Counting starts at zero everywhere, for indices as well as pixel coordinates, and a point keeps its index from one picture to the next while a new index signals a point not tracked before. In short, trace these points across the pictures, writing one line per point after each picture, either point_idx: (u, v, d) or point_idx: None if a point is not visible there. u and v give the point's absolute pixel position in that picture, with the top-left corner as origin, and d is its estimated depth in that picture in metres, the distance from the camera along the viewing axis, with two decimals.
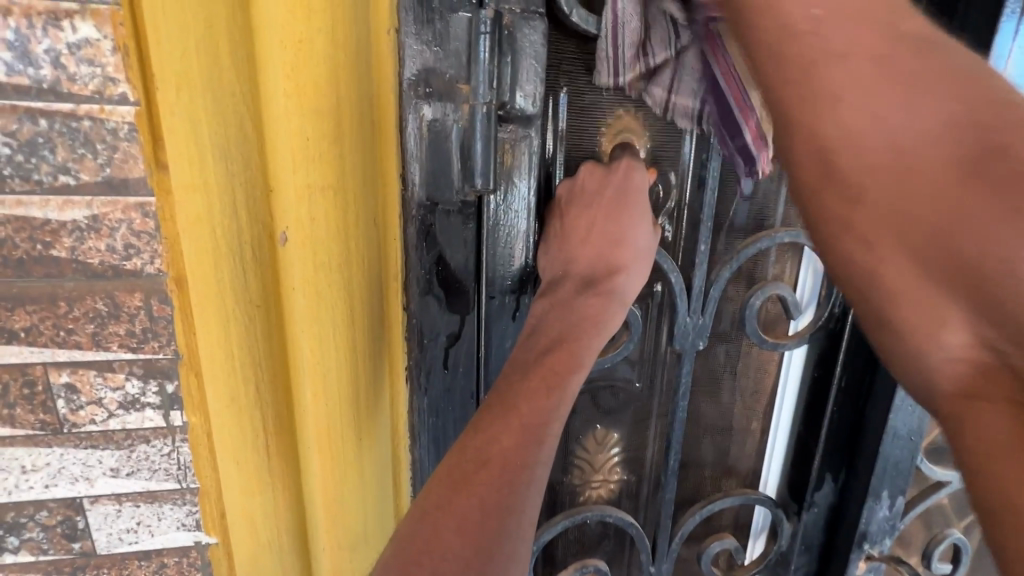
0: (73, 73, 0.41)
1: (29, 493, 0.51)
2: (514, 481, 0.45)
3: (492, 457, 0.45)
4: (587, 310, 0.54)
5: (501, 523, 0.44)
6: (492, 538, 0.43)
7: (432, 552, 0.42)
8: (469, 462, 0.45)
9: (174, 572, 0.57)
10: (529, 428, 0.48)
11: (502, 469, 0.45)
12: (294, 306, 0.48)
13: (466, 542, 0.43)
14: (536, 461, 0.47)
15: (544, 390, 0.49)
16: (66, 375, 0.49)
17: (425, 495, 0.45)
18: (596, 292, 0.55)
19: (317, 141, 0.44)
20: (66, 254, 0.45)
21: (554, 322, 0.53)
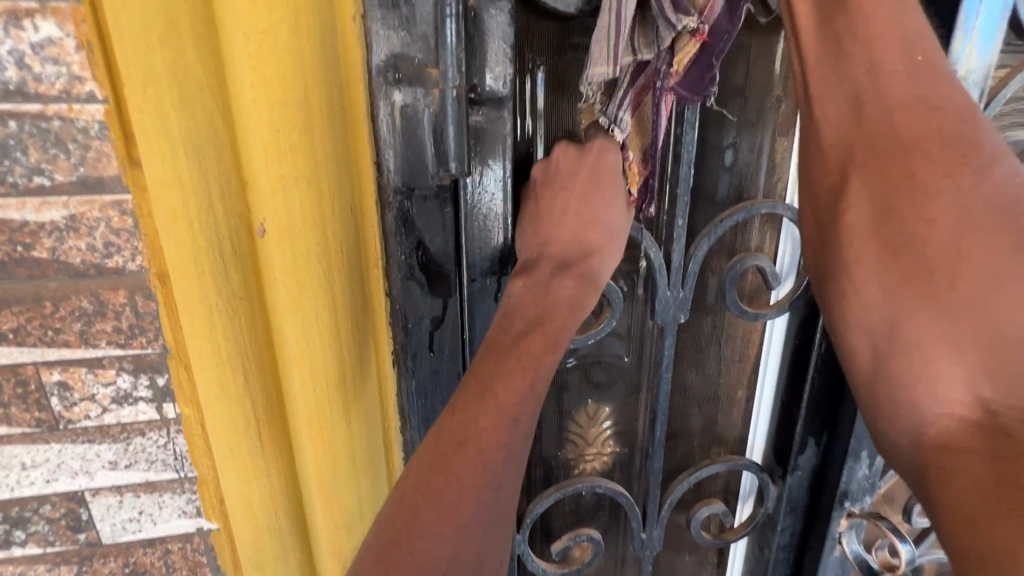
0: (39, 73, 0.41)
1: (31, 488, 0.53)
2: (489, 461, 0.46)
3: (470, 438, 0.46)
4: (561, 289, 0.55)
5: (478, 500, 0.46)
6: (468, 514, 0.45)
7: (413, 531, 0.44)
8: (447, 444, 0.46)
9: (179, 557, 0.59)
10: (507, 412, 0.48)
11: (478, 451, 0.46)
12: (277, 297, 0.49)
13: (445, 519, 0.44)
14: (511, 440, 0.48)
15: (520, 373, 0.49)
16: (58, 374, 0.50)
17: (405, 476, 0.46)
18: (569, 271, 0.56)
19: (288, 132, 0.44)
20: (47, 254, 0.46)
21: (529, 305, 0.53)
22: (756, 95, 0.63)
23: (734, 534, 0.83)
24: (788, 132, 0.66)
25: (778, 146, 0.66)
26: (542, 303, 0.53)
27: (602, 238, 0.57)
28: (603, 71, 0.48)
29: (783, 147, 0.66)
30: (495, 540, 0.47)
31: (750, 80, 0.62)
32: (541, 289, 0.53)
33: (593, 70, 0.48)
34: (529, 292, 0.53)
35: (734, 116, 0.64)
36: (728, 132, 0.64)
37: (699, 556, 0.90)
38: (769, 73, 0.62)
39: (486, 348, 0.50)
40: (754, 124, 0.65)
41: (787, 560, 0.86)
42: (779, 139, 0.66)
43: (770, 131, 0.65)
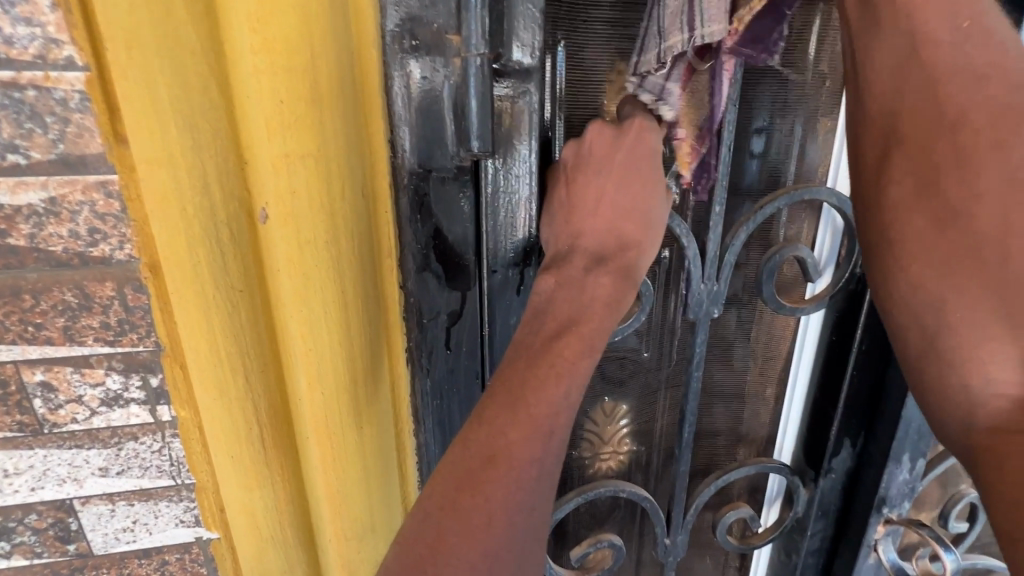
0: (9, 35, 0.36)
1: (14, 497, 0.49)
2: (521, 479, 0.42)
3: (499, 451, 0.41)
4: (595, 287, 0.48)
5: (509, 523, 0.41)
6: (501, 538, 0.41)
7: (440, 554, 0.40)
8: (474, 459, 0.41)
9: (177, 569, 0.55)
10: (539, 423, 0.43)
11: (509, 466, 0.41)
12: (281, 289, 0.44)
13: (469, 543, 0.40)
14: (545, 454, 0.43)
15: (555, 377, 0.44)
16: (40, 373, 0.45)
17: (428, 493, 0.42)
18: (604, 267, 0.49)
19: (292, 104, 0.39)
20: (25, 242, 0.41)
21: (562, 302, 0.47)
22: (797, 72, 0.58)
23: (760, 539, 0.79)
24: (830, 112, 0.61)
25: (821, 128, 0.61)
26: (578, 299, 0.47)
27: (640, 230, 0.51)
28: (717, 29, 0.44)
29: (825, 129, 0.61)
30: (527, 563, 0.43)
31: (791, 55, 0.57)
32: (573, 285, 0.48)
33: (708, 24, 0.44)
34: (564, 287, 0.48)
35: (772, 96, 0.59)
36: (761, 114, 0.60)
37: (721, 560, 0.86)
38: (812, 49, 0.57)
39: (516, 349, 0.46)
40: (793, 104, 0.60)
41: (816, 565, 0.82)
42: (819, 120, 0.61)
43: (811, 112, 0.60)
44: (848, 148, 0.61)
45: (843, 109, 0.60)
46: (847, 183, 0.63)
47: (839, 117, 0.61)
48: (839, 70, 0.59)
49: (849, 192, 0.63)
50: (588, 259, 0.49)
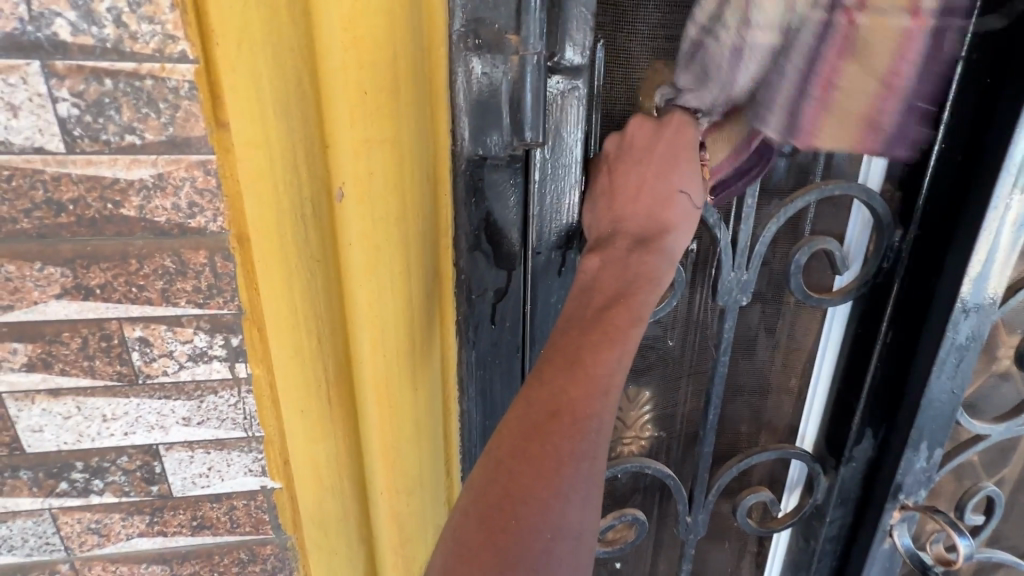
0: (135, 32, 0.42)
1: (110, 440, 0.55)
2: (584, 428, 0.45)
3: (562, 407, 0.45)
4: (634, 265, 0.52)
5: (575, 469, 0.44)
6: (567, 481, 0.44)
7: (517, 493, 0.43)
8: (538, 413, 0.45)
9: (243, 513, 0.61)
10: (597, 380, 0.47)
11: (572, 419, 0.45)
12: (352, 261, 0.49)
13: (542, 483, 0.43)
14: (601, 411, 0.46)
15: (607, 344, 0.48)
16: (140, 330, 0.51)
17: (497, 444, 0.45)
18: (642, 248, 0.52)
19: (373, 95, 0.44)
20: (135, 212, 0.47)
21: (609, 279, 0.51)
22: None
23: (779, 523, 0.82)
24: None
25: None
26: (619, 278, 0.51)
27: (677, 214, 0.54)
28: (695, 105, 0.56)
29: None
30: (592, 506, 0.45)
31: None
32: (614, 265, 0.51)
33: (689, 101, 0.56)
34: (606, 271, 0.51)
35: None
36: None
37: (740, 544, 0.89)
38: None
39: (567, 321, 0.50)
40: None
41: (833, 551, 0.84)
42: None
43: None
44: None
45: None
46: (877, 179, 0.65)
47: None
48: None
49: (879, 186, 0.65)
50: (630, 244, 0.52)
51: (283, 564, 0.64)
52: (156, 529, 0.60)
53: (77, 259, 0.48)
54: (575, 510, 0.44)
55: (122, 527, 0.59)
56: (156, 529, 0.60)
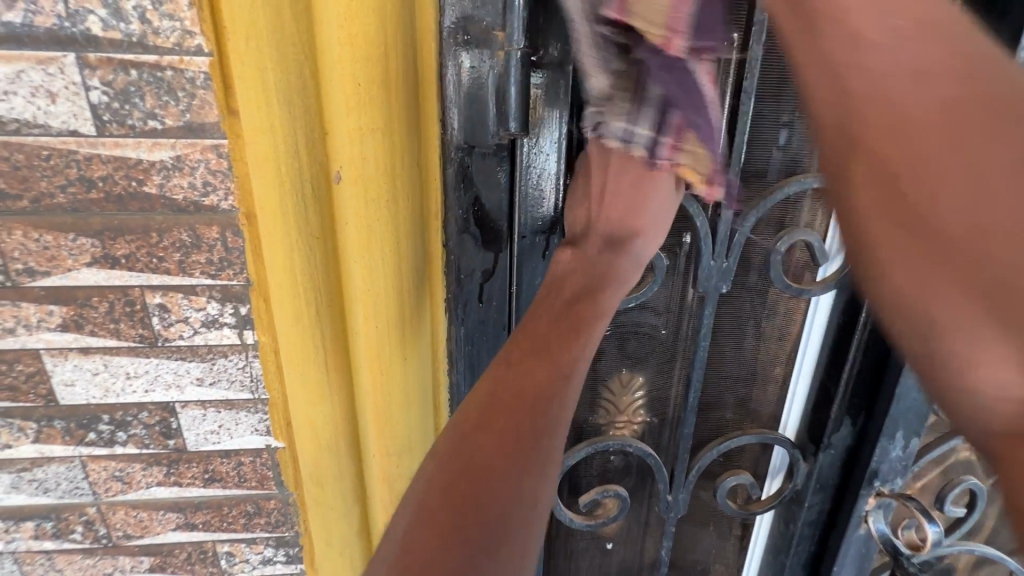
0: (157, 27, 0.47)
1: (133, 396, 0.61)
2: (547, 407, 0.50)
3: (527, 387, 0.51)
4: (589, 263, 0.58)
5: (537, 443, 0.49)
6: (529, 453, 0.48)
7: (481, 463, 0.47)
8: (505, 392, 0.50)
9: (250, 469, 0.67)
10: (560, 366, 0.52)
11: (534, 398, 0.50)
12: (348, 239, 0.54)
13: (505, 454, 0.48)
14: (563, 393, 0.51)
15: (572, 333, 0.53)
16: (159, 297, 0.57)
17: (465, 417, 0.50)
18: (602, 245, 0.59)
19: (367, 87, 0.48)
20: (156, 190, 0.53)
21: (577, 276, 0.57)
22: None
23: (759, 506, 0.85)
24: None
25: None
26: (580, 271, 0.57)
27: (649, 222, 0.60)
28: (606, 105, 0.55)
29: None
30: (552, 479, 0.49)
31: None
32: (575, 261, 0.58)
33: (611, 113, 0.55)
34: (570, 264, 0.58)
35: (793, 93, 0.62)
36: (783, 111, 0.63)
37: (722, 527, 0.92)
38: None
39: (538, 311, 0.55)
40: None
41: (812, 536, 0.87)
42: None
43: None
44: None
45: None
46: None
47: None
48: None
49: None
50: (596, 246, 0.59)
51: (285, 518, 0.70)
52: (172, 480, 0.67)
53: (105, 231, 0.54)
54: (536, 483, 0.48)
55: (142, 476, 0.66)
56: (172, 480, 0.67)
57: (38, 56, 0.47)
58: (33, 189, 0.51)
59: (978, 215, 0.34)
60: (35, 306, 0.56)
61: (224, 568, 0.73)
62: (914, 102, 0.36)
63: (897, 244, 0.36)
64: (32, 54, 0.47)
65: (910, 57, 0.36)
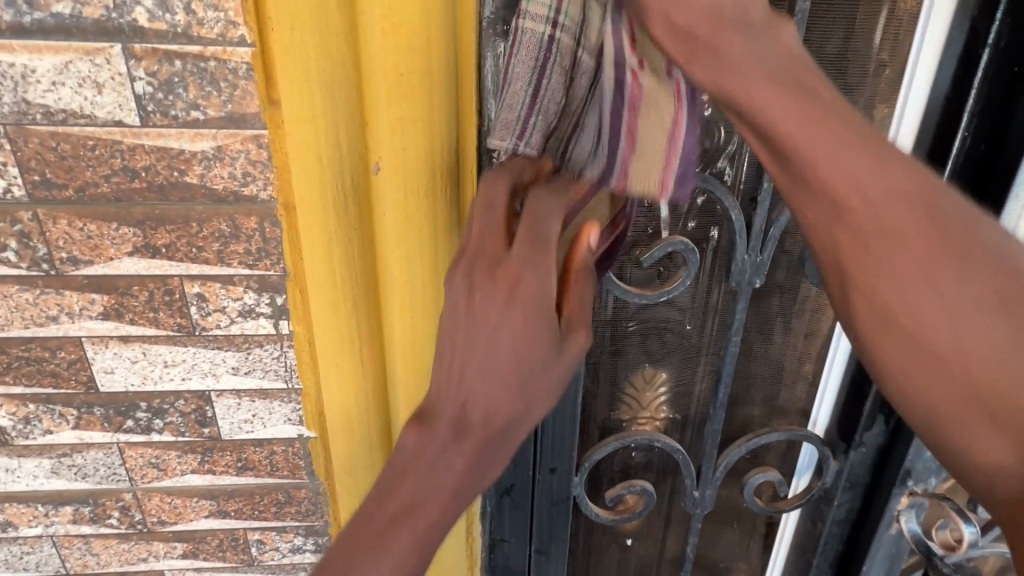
0: (202, 18, 0.47)
1: (170, 384, 0.62)
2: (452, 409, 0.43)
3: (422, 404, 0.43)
4: (495, 399, 0.42)
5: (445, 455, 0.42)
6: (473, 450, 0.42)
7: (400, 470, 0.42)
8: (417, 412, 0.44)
9: (282, 458, 0.67)
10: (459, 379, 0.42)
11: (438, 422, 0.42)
12: (386, 229, 0.54)
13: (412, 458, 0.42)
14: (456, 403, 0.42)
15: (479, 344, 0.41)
16: (198, 286, 0.58)
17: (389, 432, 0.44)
18: (504, 383, 0.41)
19: (409, 77, 0.48)
20: (197, 180, 0.53)
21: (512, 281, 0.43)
22: (860, 60, 0.59)
23: (787, 504, 0.84)
24: (889, 99, 0.61)
25: (878, 114, 0.61)
26: (482, 402, 0.41)
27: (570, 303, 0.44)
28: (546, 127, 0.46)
29: (882, 115, 0.61)
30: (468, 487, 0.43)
31: (852, 43, 0.58)
32: (475, 387, 0.41)
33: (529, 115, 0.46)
34: (471, 407, 0.42)
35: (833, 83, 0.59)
36: None
37: (747, 525, 0.91)
38: (872, 38, 0.58)
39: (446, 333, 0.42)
40: (853, 94, 0.60)
41: (841, 535, 0.86)
42: (878, 106, 0.61)
43: (870, 99, 0.60)
44: (904, 133, 0.61)
45: (903, 98, 0.60)
46: None
47: (899, 104, 0.60)
48: (902, 58, 0.59)
49: None
50: (495, 377, 0.41)
51: (315, 507, 0.71)
52: (206, 468, 0.67)
53: (147, 221, 0.54)
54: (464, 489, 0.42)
55: (177, 463, 0.67)
56: (206, 468, 0.67)
57: (86, 47, 0.48)
58: (79, 179, 0.52)
59: (974, 339, 0.43)
60: (78, 294, 0.57)
61: (254, 555, 0.74)
62: (898, 243, 0.42)
63: (892, 345, 0.45)
64: (79, 45, 0.48)
65: (881, 193, 0.41)
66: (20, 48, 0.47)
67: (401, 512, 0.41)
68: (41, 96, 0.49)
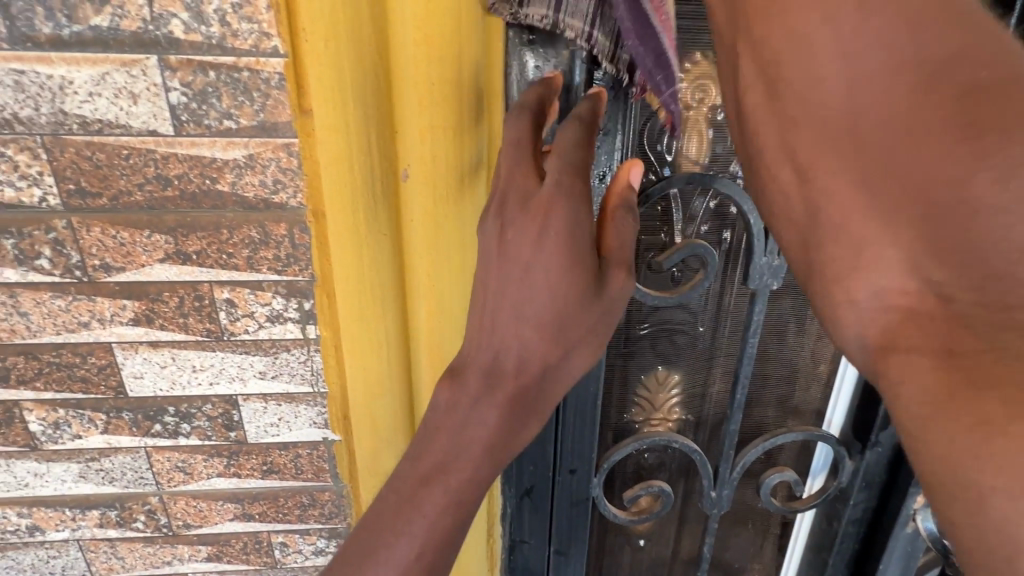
0: (236, 30, 0.48)
1: (198, 388, 0.63)
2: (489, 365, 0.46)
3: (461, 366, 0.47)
4: (532, 344, 0.45)
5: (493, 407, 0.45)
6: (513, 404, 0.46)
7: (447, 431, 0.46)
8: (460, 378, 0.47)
9: (307, 461, 0.68)
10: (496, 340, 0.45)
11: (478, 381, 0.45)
12: (414, 235, 0.55)
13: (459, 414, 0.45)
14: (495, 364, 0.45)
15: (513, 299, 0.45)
16: (227, 292, 0.59)
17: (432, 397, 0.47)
18: (540, 326, 0.45)
19: (440, 86, 0.49)
20: (228, 188, 0.54)
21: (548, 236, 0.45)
22: None
23: (803, 504, 0.85)
24: None
25: None
26: (518, 348, 0.45)
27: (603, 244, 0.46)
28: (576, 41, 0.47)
29: None
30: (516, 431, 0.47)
31: None
32: (513, 335, 0.45)
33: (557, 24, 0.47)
34: (508, 352, 0.45)
35: None
36: None
37: (761, 524, 0.92)
38: None
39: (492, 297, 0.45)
40: None
41: (857, 535, 0.87)
42: None
43: None
44: None
45: None
46: None
47: None
48: None
49: None
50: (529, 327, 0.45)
51: (338, 510, 0.72)
52: (232, 471, 0.68)
53: (179, 228, 0.55)
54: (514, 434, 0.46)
55: (203, 467, 0.68)
56: (232, 471, 0.68)
57: (123, 59, 0.49)
58: (113, 187, 0.53)
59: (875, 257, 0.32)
60: (110, 301, 0.58)
61: (278, 557, 0.75)
62: (863, 104, 0.32)
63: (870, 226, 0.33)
64: (116, 56, 0.49)
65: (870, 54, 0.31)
66: (58, 59, 0.48)
67: (434, 471, 0.45)
68: (78, 106, 0.50)
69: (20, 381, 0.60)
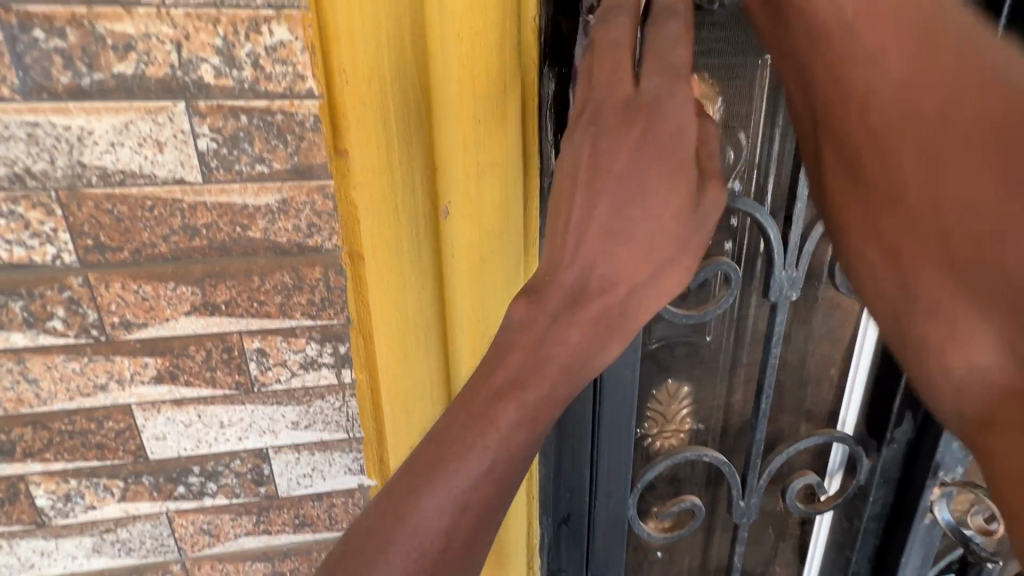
0: (270, 72, 0.47)
1: (226, 444, 0.59)
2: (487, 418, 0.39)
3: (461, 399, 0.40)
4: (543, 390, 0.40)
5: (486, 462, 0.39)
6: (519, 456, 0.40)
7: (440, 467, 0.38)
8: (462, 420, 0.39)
9: (341, 510, 0.65)
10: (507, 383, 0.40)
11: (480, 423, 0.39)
12: (455, 272, 0.54)
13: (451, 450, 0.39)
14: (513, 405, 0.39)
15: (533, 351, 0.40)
16: (258, 341, 0.56)
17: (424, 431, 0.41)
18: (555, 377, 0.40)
19: (483, 122, 0.49)
20: (260, 234, 0.52)
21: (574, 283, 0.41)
22: None
23: (825, 505, 0.87)
24: None
25: None
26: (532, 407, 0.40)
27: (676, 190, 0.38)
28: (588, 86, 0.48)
29: None
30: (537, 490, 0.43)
31: None
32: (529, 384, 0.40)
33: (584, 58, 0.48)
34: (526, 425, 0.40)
35: None
36: None
37: (783, 527, 0.94)
38: None
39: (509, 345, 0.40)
40: None
41: (877, 531, 0.90)
42: None
43: None
44: None
45: None
46: None
47: None
48: None
49: None
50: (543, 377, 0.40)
51: None
52: (262, 528, 0.64)
53: (206, 278, 0.52)
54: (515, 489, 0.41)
55: (230, 527, 0.64)
56: (262, 528, 0.64)
57: (148, 106, 0.46)
58: (135, 241, 0.50)
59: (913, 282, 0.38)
60: (130, 359, 0.54)
61: None
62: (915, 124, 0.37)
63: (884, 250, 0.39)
64: (140, 104, 0.46)
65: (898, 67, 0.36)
66: (77, 109, 0.45)
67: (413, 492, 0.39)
68: (98, 157, 0.47)
69: (28, 453, 0.56)
